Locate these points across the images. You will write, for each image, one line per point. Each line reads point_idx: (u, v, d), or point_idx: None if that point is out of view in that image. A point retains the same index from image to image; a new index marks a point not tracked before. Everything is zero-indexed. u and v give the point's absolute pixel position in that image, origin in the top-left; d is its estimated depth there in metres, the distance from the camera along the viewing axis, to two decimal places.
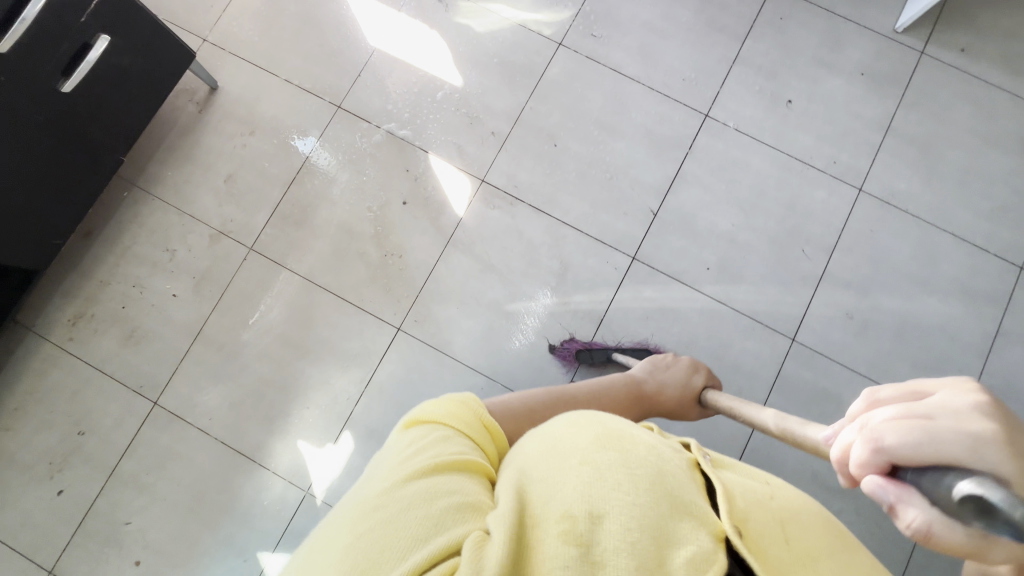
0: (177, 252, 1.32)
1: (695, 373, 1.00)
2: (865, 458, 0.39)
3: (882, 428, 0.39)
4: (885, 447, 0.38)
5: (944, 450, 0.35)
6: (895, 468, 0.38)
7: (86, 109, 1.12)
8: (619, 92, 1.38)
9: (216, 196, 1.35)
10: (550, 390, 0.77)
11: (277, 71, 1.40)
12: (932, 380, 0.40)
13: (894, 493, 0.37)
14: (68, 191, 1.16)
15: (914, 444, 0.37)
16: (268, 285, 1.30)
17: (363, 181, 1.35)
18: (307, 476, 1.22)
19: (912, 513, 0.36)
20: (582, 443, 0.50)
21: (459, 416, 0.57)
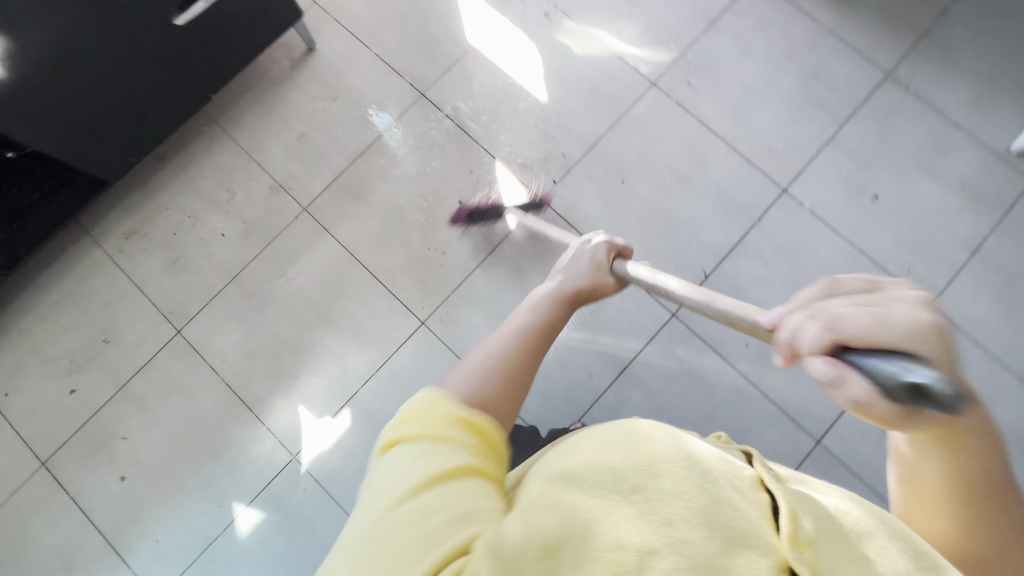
0: (236, 194, 1.36)
1: (604, 248, 0.81)
2: (818, 339, 0.38)
3: (832, 311, 0.38)
4: (835, 328, 0.37)
5: (884, 329, 0.35)
6: (843, 347, 0.36)
7: (190, 48, 1.18)
8: (700, 145, 1.34)
9: (286, 151, 1.38)
10: (488, 344, 0.58)
11: (373, 46, 1.43)
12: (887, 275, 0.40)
13: (829, 365, 0.36)
14: (151, 115, 1.22)
15: (862, 325, 0.36)
16: (310, 247, 1.32)
17: (427, 171, 1.36)
18: (298, 442, 1.23)
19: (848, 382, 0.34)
20: (629, 462, 0.39)
21: (440, 415, 0.47)
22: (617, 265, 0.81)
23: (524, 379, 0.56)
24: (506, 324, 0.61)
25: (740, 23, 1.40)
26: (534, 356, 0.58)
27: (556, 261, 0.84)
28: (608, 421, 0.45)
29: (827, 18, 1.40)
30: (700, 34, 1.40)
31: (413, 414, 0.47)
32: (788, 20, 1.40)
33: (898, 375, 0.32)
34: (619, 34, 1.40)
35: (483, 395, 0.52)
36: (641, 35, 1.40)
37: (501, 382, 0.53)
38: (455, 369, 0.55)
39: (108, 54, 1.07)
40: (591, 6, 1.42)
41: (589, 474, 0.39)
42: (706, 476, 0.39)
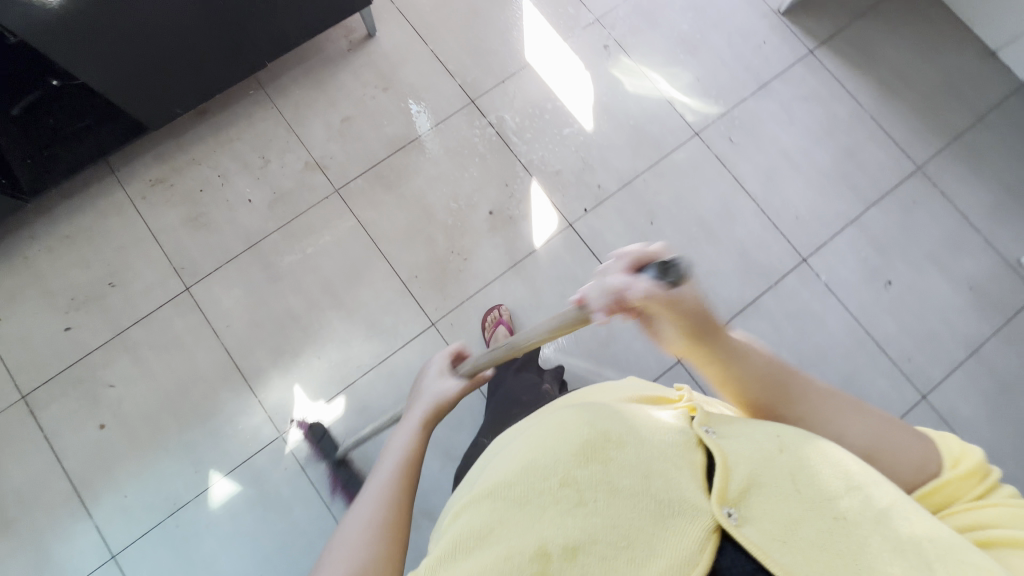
0: (270, 163, 1.35)
1: (446, 356, 0.78)
2: (620, 273, 0.56)
3: (620, 256, 0.57)
4: (626, 259, 0.56)
5: (649, 252, 0.57)
6: (633, 270, 0.56)
7: (259, 12, 1.17)
8: (732, 201, 1.37)
9: (328, 130, 1.38)
10: (346, 533, 0.51)
11: (433, 44, 1.44)
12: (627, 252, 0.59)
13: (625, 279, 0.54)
14: (203, 67, 1.21)
15: (641, 254, 0.56)
16: (335, 229, 1.32)
17: (463, 175, 1.37)
18: (288, 421, 1.22)
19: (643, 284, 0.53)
20: (562, 461, 0.47)
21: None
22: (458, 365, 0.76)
23: (393, 548, 0.51)
24: (363, 498, 0.55)
25: (788, 91, 1.44)
26: (399, 514, 0.54)
27: (410, 392, 0.77)
28: (551, 424, 0.53)
29: (871, 103, 1.45)
30: (749, 95, 1.44)
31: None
32: (834, 98, 1.45)
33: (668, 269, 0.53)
34: (672, 79, 1.44)
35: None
36: (693, 85, 1.44)
37: (369, 560, 0.49)
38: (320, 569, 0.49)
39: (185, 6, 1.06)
40: (650, 48, 1.46)
41: (525, 478, 0.47)
42: (632, 458, 0.48)
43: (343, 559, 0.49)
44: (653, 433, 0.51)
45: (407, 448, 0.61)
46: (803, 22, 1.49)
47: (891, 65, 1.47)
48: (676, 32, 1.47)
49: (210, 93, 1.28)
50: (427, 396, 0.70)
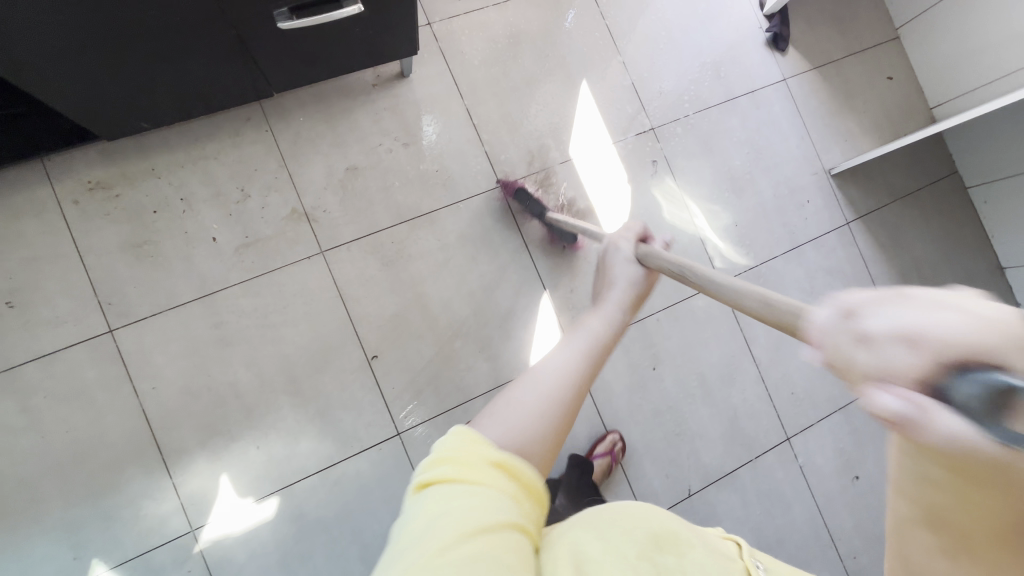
0: (249, 200, 1.13)
1: (627, 244, 0.67)
2: (909, 371, 0.26)
3: (893, 356, 0.27)
4: (930, 348, 0.25)
5: (1005, 331, 0.23)
6: (945, 371, 0.25)
7: (278, 48, 0.94)
8: (736, 363, 1.32)
9: (328, 176, 1.17)
10: (532, 384, 0.46)
11: (472, 108, 1.26)
12: (941, 298, 0.26)
13: (917, 399, 0.25)
14: (191, 82, 0.95)
15: (956, 344, 0.24)
16: (310, 298, 1.13)
17: (470, 269, 1.21)
18: (204, 515, 1.04)
19: (952, 424, 0.24)
20: (641, 540, 0.42)
21: (476, 456, 0.39)
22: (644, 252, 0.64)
23: (561, 432, 0.44)
24: (551, 359, 0.48)
25: (816, 259, 1.40)
26: (577, 395, 0.46)
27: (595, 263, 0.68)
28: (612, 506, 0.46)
29: None
30: (780, 254, 1.38)
31: (444, 454, 0.39)
32: (856, 277, 1.42)
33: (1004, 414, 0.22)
34: (712, 217, 1.35)
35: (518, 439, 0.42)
36: (730, 228, 1.35)
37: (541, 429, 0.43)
38: (493, 407, 0.45)
39: (176, 18, 0.80)
40: (698, 176, 1.35)
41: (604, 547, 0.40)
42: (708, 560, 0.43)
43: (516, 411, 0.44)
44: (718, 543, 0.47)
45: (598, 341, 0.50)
46: (849, 190, 1.45)
47: (913, 257, 1.47)
48: (728, 166, 1.37)
49: (197, 109, 1.03)
50: (622, 284, 0.60)
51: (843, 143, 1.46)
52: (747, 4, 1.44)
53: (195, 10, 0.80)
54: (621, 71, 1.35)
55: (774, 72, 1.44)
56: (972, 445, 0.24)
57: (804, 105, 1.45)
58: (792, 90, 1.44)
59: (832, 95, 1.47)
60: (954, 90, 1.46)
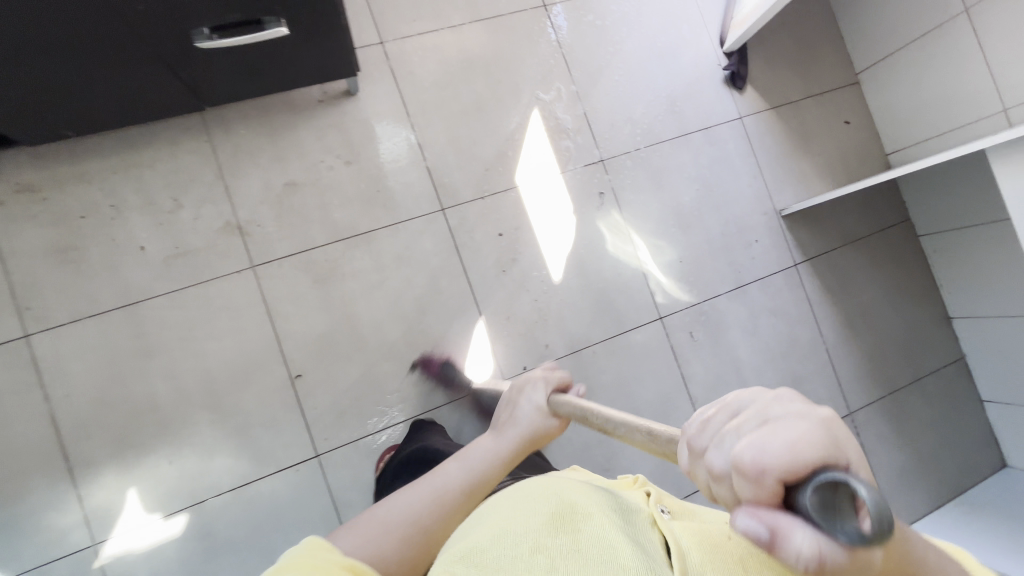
0: (182, 210, 1.12)
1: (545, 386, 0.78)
2: (754, 492, 0.30)
3: (745, 484, 0.30)
4: (766, 475, 0.29)
5: (816, 452, 0.29)
6: (787, 494, 0.29)
7: (207, 66, 0.93)
8: (671, 401, 1.31)
9: (265, 191, 1.16)
10: (403, 503, 0.60)
11: (419, 130, 1.26)
12: (768, 422, 0.32)
13: (772, 522, 0.28)
14: (119, 96, 0.94)
15: (778, 466, 0.29)
16: (237, 313, 1.12)
17: (404, 292, 1.20)
18: (107, 530, 1.02)
19: (805, 539, 0.28)
20: (533, 532, 0.51)
21: (321, 559, 0.49)
22: (553, 399, 0.74)
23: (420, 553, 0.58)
24: (426, 484, 0.63)
25: (761, 300, 1.40)
26: (439, 517, 0.61)
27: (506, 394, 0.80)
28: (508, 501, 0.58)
29: (832, 335, 1.43)
30: (723, 293, 1.37)
31: (287, 563, 0.48)
32: (800, 320, 1.42)
33: (829, 514, 0.26)
34: (656, 252, 1.35)
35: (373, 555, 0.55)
36: (674, 264, 1.35)
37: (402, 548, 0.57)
38: (368, 520, 0.58)
39: (86, 28, 0.79)
40: (645, 211, 1.35)
41: (496, 544, 0.51)
42: (594, 529, 0.50)
43: (383, 530, 0.57)
44: (613, 508, 0.55)
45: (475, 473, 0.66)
46: (799, 232, 1.45)
47: (859, 302, 1.47)
48: (676, 202, 1.38)
49: (136, 118, 1.02)
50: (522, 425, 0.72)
51: (797, 184, 1.46)
52: (707, 40, 1.44)
53: (104, 22, 0.79)
54: (575, 101, 1.35)
55: (730, 110, 1.44)
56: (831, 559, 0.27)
57: (759, 144, 1.45)
58: (747, 129, 1.44)
59: (788, 136, 1.48)
60: (908, 138, 1.46)
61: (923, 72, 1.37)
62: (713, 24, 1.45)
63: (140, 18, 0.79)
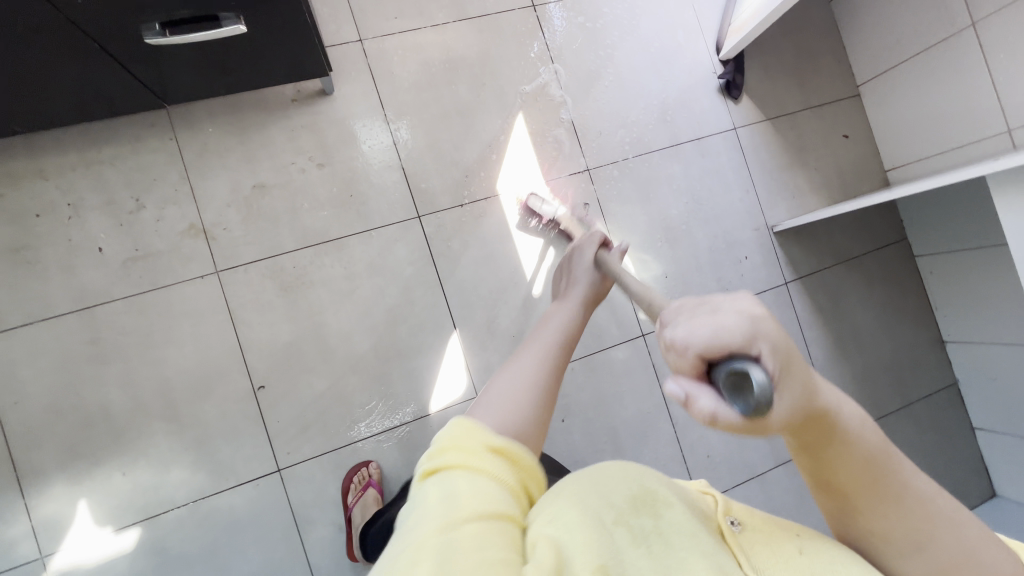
0: (143, 211, 1.08)
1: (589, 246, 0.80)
2: (681, 364, 0.33)
3: (676, 355, 0.33)
4: (690, 351, 0.32)
5: (733, 336, 0.31)
6: (704, 368, 0.32)
7: (164, 65, 0.89)
8: (651, 421, 1.27)
9: (232, 193, 1.12)
10: (509, 378, 0.51)
11: (397, 133, 1.21)
12: (705, 306, 0.34)
13: (688, 388, 0.31)
14: (71, 95, 0.89)
15: (700, 342, 0.31)
16: (198, 320, 1.08)
17: (375, 302, 1.15)
18: (55, 543, 0.99)
19: (708, 404, 0.30)
20: (615, 507, 0.42)
21: (475, 441, 0.43)
22: (602, 253, 0.78)
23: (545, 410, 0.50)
24: (525, 353, 0.54)
25: None
26: (545, 387, 0.51)
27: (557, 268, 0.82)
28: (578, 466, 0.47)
29: (821, 357, 1.39)
30: None
31: (446, 442, 0.43)
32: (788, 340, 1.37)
33: (736, 390, 0.30)
34: (641, 266, 1.30)
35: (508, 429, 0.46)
36: (659, 279, 1.31)
37: (527, 409, 0.48)
38: (488, 395, 0.49)
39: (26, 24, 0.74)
40: (631, 223, 1.31)
41: (581, 508, 0.41)
42: (678, 519, 0.43)
43: (508, 398, 0.48)
44: (687, 500, 0.47)
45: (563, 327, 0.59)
46: (791, 249, 1.40)
47: (850, 324, 1.42)
48: (664, 215, 1.33)
49: (98, 113, 0.97)
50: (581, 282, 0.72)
51: (790, 199, 1.41)
52: (703, 47, 1.39)
53: (46, 16, 0.73)
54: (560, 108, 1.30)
55: (724, 120, 1.38)
56: (727, 421, 0.30)
57: (753, 156, 1.40)
58: (741, 140, 1.39)
59: (783, 149, 1.42)
60: (908, 155, 1.41)
61: (924, 87, 1.32)
62: (710, 30, 1.40)
63: (84, 13, 0.74)
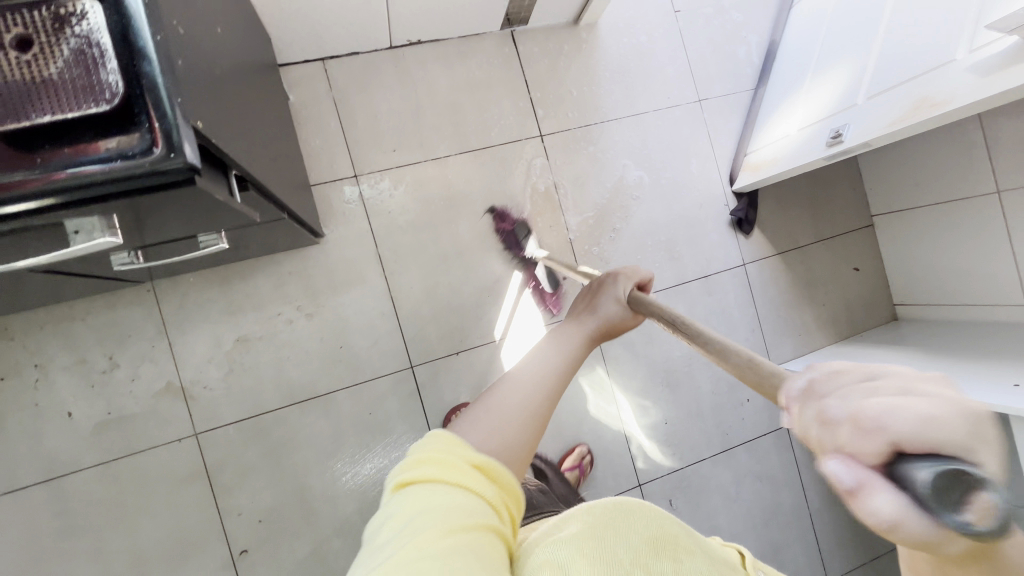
0: (117, 370, 1.01)
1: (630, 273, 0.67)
2: (865, 446, 0.24)
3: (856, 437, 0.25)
4: (882, 435, 0.23)
5: (946, 432, 0.23)
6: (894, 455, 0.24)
7: (136, 271, 0.82)
8: None
9: (214, 347, 1.05)
10: (507, 394, 0.49)
11: (392, 276, 1.14)
12: (904, 397, 0.24)
13: (861, 478, 0.24)
14: (32, 294, 0.83)
15: (911, 437, 0.23)
16: (175, 486, 1.02)
17: (362, 460, 1.10)
18: None
19: (888, 504, 0.23)
20: (632, 547, 0.41)
21: (455, 456, 0.42)
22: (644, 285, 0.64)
23: (536, 436, 0.48)
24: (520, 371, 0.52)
25: (747, 464, 1.32)
26: (548, 405, 0.49)
27: (579, 293, 0.66)
28: (619, 497, 0.49)
29: (817, 499, 1.36)
30: (708, 457, 1.29)
31: (425, 454, 0.42)
32: (786, 484, 1.35)
33: (949, 506, 0.22)
34: (641, 411, 1.25)
35: (499, 447, 0.45)
36: (659, 426, 1.27)
37: (521, 428, 0.47)
38: (478, 409, 0.48)
39: None
40: (632, 368, 1.26)
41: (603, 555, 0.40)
42: (703, 568, 0.42)
43: (502, 417, 0.47)
44: (716, 555, 0.46)
45: (572, 353, 0.55)
46: None
47: None
48: (666, 356, 1.29)
49: (74, 292, 0.92)
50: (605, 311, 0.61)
51: (796, 336, 1.37)
52: (717, 176, 1.32)
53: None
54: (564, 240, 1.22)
55: (733, 256, 1.33)
56: (905, 527, 0.23)
57: (761, 293, 1.35)
58: (749, 276, 1.34)
59: (792, 282, 1.38)
60: (920, 295, 1.37)
61: (941, 237, 1.28)
62: (724, 158, 1.33)
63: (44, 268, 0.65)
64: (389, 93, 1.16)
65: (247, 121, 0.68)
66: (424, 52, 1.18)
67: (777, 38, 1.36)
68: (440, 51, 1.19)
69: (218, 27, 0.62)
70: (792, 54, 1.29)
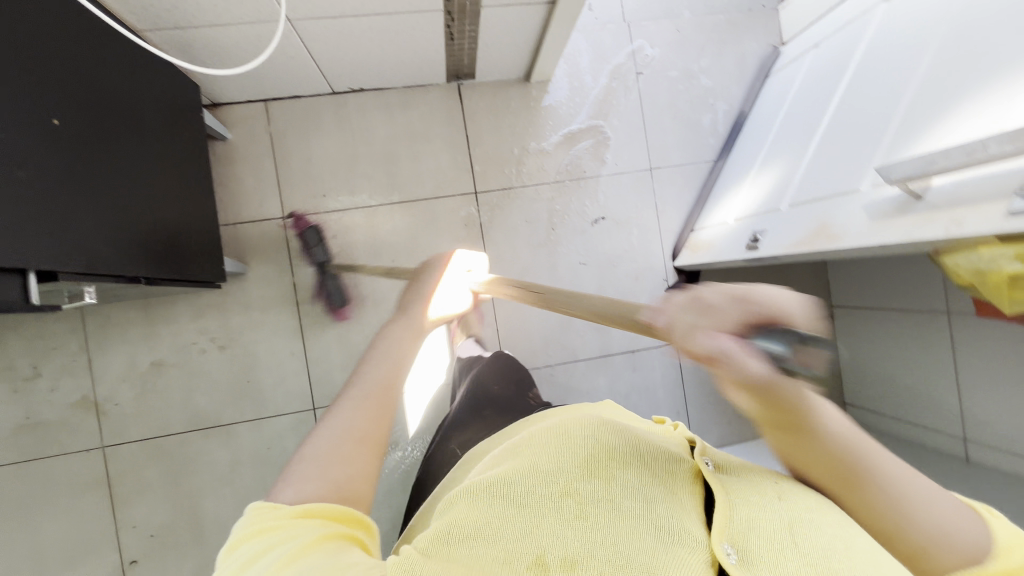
0: (38, 380, 1.09)
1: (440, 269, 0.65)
2: (728, 328, 0.34)
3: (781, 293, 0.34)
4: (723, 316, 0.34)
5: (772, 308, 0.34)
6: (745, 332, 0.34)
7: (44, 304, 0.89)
8: None
9: (129, 368, 1.12)
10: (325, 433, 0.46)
11: (307, 319, 1.17)
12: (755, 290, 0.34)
13: (724, 347, 0.34)
14: None
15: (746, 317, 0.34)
16: (78, 492, 1.10)
17: (254, 492, 1.14)
18: None
19: (738, 353, 0.34)
20: (564, 472, 0.46)
21: (270, 519, 0.39)
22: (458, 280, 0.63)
23: (371, 457, 0.46)
24: (345, 403, 0.48)
25: None
26: (373, 419, 0.48)
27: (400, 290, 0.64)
28: (558, 422, 0.53)
29: None
30: None
31: (239, 538, 0.39)
32: None
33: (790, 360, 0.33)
34: None
35: (320, 489, 0.42)
36: None
37: (347, 449, 0.45)
38: (306, 454, 0.45)
39: None
40: None
41: (528, 475, 0.46)
42: (633, 479, 0.45)
43: (349, 441, 0.46)
44: (654, 450, 0.49)
45: (371, 391, 0.49)
46: None
47: None
48: None
49: None
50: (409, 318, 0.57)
51: (724, 424, 1.31)
52: (659, 249, 1.27)
53: None
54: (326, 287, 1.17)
55: None
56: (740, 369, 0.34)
57: (692, 375, 1.29)
58: None
59: None
60: (868, 401, 1.27)
61: (893, 344, 1.18)
62: (670, 232, 1.28)
63: None
64: (327, 139, 1.18)
65: (116, 197, 0.70)
66: (366, 101, 1.20)
67: (746, 110, 1.29)
68: (383, 100, 1.20)
69: (63, 118, 0.62)
70: (753, 133, 1.22)
